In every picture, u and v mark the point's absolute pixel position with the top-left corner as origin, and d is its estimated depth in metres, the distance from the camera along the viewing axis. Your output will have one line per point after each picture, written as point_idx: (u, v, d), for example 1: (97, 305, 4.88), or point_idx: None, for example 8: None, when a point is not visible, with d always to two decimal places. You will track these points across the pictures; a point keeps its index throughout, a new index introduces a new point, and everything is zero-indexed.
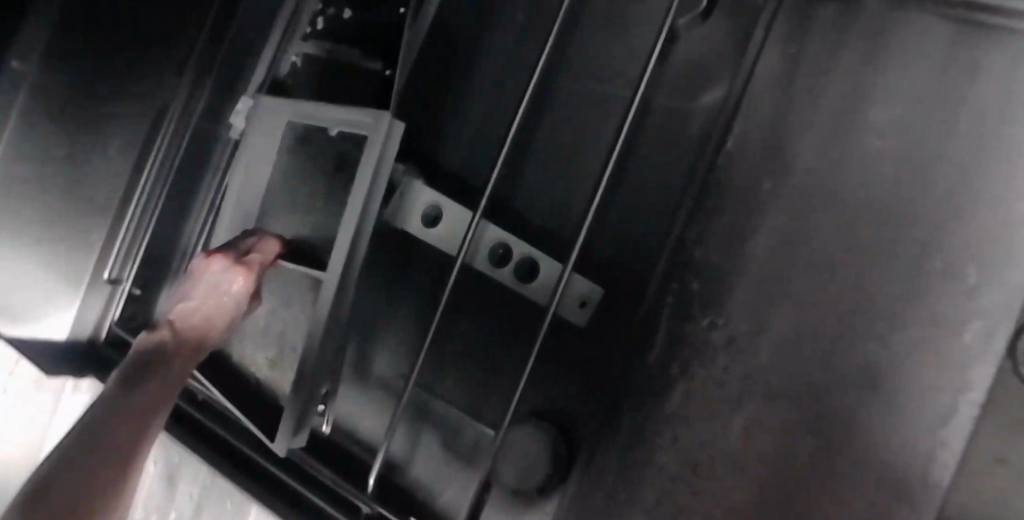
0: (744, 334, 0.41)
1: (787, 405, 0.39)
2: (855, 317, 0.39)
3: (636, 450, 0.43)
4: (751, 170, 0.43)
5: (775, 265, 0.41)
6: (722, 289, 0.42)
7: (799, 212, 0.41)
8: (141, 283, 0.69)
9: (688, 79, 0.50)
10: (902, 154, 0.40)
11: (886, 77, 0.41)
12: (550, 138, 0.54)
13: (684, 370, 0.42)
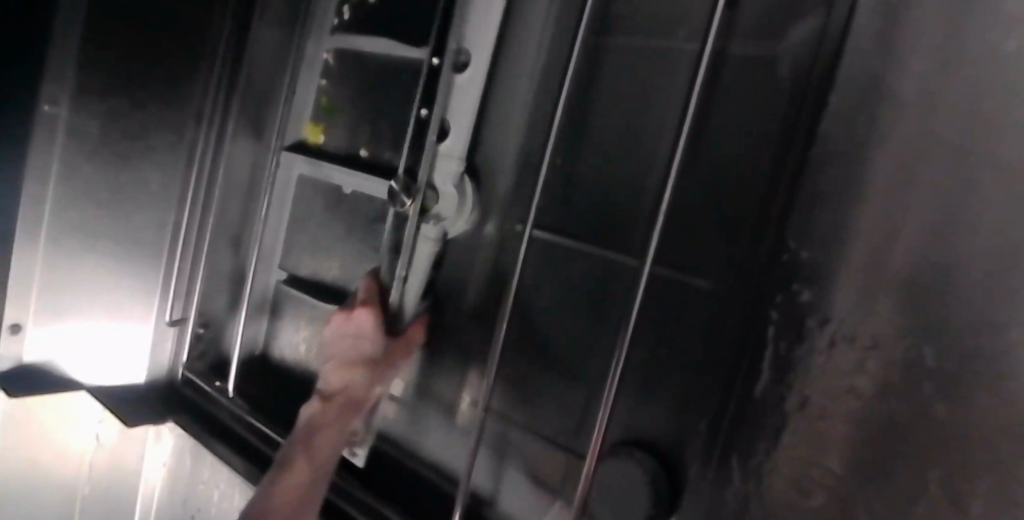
0: (884, 350, 0.28)
1: (950, 435, 0.26)
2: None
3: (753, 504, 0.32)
4: (856, 112, 0.29)
5: (921, 243, 0.27)
6: (842, 289, 0.29)
7: (955, 156, 0.26)
8: (204, 321, 0.69)
9: (769, 19, 0.39)
10: None
11: None
12: (605, 117, 0.46)
13: (801, 401, 0.30)
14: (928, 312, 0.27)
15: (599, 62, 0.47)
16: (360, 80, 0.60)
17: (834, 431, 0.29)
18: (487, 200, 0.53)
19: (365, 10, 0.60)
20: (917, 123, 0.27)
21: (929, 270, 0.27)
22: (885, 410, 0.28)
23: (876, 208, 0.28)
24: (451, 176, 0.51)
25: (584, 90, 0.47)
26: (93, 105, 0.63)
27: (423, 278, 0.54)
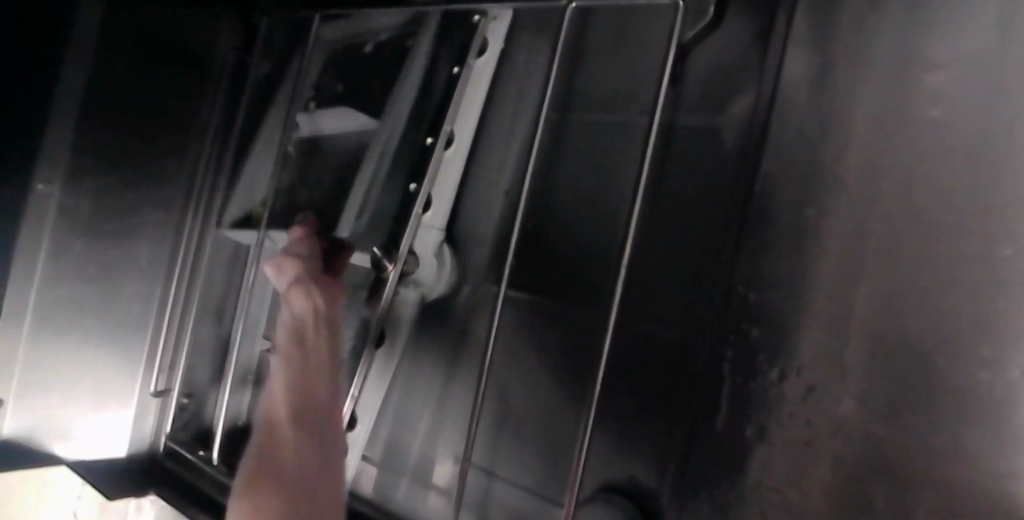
0: (825, 379, 0.33)
1: (881, 454, 0.31)
2: (958, 340, 0.30)
3: None
4: (793, 184, 0.36)
5: (844, 290, 0.33)
6: (787, 330, 0.35)
7: (861, 222, 0.33)
8: (188, 392, 0.70)
9: (710, 94, 0.44)
10: (963, 122, 0.31)
11: (941, 42, 0.32)
12: (570, 183, 0.51)
13: (760, 431, 0.35)
14: (863, 344, 0.32)
15: (563, 134, 0.52)
16: (316, 156, 0.61)
17: (789, 456, 0.34)
18: (464, 261, 0.56)
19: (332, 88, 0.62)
20: (845, 194, 0.34)
21: (861, 313, 0.33)
22: (836, 434, 0.32)
23: (810, 261, 0.35)
24: (434, 242, 0.55)
25: (550, 161, 0.52)
26: (84, 181, 0.65)
27: (400, 335, 0.57)
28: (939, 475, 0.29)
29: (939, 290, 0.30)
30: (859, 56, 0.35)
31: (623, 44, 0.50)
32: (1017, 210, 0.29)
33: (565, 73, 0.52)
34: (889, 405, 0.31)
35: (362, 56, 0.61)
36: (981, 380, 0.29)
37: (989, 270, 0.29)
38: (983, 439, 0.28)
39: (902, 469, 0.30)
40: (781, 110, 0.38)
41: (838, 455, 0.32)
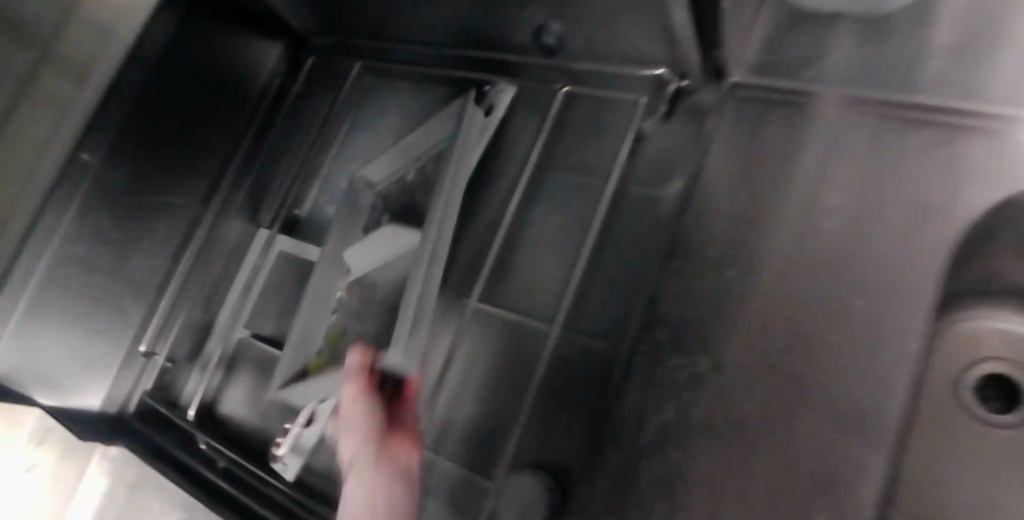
0: (706, 369, 0.48)
1: (734, 418, 0.46)
2: (796, 340, 0.46)
3: (619, 480, 0.48)
4: (700, 238, 0.52)
5: (731, 304, 0.49)
6: (688, 334, 0.49)
7: (752, 255, 0.49)
8: (173, 357, 0.78)
9: (654, 172, 0.58)
10: (823, 200, 0.49)
11: (837, 142, 0.50)
12: (540, 224, 0.63)
13: (657, 406, 0.48)
14: (742, 334, 0.48)
15: (541, 186, 0.64)
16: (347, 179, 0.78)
17: (673, 420, 0.47)
18: None
19: (367, 127, 0.79)
20: (738, 238, 0.50)
21: (743, 316, 0.48)
22: (713, 401, 0.47)
23: (708, 284, 0.50)
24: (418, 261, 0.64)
25: (527, 204, 0.65)
26: (123, 158, 0.71)
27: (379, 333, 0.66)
28: (766, 430, 0.44)
29: (790, 303, 0.47)
30: (769, 151, 0.52)
31: (599, 123, 0.62)
32: (842, 264, 0.46)
33: (550, 138, 0.65)
34: (749, 379, 0.46)
35: (402, 100, 0.77)
36: (799, 371, 0.45)
37: (836, 296, 0.46)
38: (807, 410, 0.44)
39: (742, 430, 0.45)
40: (701, 188, 0.54)
41: (705, 420, 0.46)
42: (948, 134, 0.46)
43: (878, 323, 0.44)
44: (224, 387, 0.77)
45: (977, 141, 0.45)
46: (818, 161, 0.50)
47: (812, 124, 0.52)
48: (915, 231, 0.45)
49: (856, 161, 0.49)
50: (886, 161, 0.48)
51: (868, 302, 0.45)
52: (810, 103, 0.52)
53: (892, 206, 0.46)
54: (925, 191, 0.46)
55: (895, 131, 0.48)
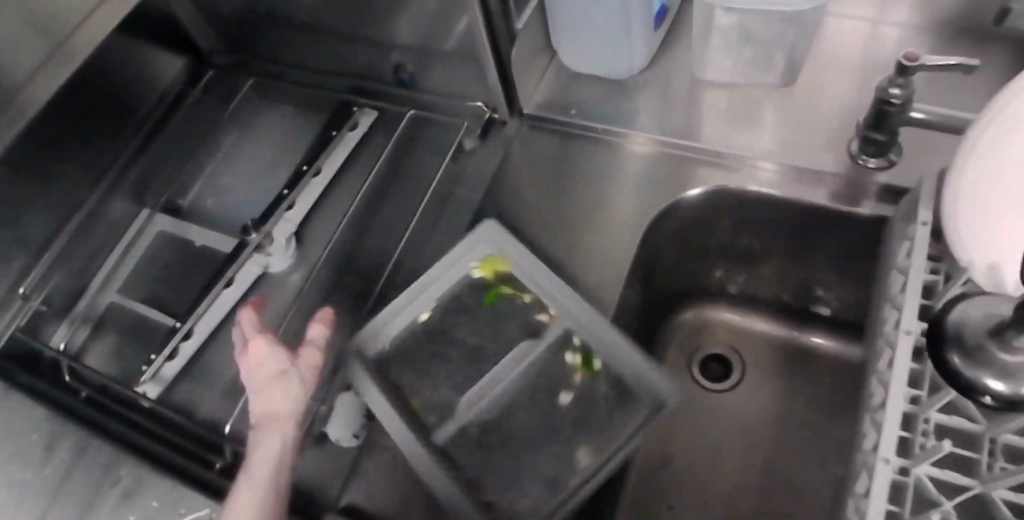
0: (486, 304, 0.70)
1: (500, 339, 0.69)
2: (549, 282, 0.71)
3: (420, 380, 0.66)
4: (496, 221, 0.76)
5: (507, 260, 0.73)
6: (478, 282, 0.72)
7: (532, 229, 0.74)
8: (47, 302, 0.83)
9: (470, 173, 0.80)
10: (580, 199, 0.76)
11: (598, 162, 0.78)
12: (386, 209, 0.82)
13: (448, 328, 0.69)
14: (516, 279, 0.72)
15: (391, 180, 0.83)
16: (235, 168, 0.93)
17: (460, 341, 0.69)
18: (302, 251, 0.82)
19: (255, 130, 0.95)
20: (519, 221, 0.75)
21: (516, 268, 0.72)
22: (491, 325, 0.69)
23: None
24: (286, 232, 0.80)
25: (379, 197, 0.82)
26: (40, 130, 0.83)
27: (245, 282, 0.79)
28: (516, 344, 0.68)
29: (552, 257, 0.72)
30: (548, 167, 0.78)
31: (435, 138, 0.84)
32: (582, 239, 0.73)
33: (400, 147, 0.85)
34: (515, 309, 0.70)
35: (288, 108, 0.95)
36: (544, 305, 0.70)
37: (580, 257, 0.72)
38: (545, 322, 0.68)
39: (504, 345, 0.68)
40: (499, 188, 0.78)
41: (481, 340, 0.69)
42: (669, 165, 0.75)
43: (596, 274, 0.71)
44: (87, 348, 0.81)
45: (666, 165, 0.75)
46: (584, 173, 0.77)
47: (585, 149, 0.79)
48: (631, 222, 0.73)
49: (606, 175, 0.76)
50: (621, 175, 0.76)
51: (593, 262, 0.71)
52: (576, 134, 0.80)
53: (616, 205, 0.74)
54: (636, 198, 0.74)
55: (635, 159, 0.76)
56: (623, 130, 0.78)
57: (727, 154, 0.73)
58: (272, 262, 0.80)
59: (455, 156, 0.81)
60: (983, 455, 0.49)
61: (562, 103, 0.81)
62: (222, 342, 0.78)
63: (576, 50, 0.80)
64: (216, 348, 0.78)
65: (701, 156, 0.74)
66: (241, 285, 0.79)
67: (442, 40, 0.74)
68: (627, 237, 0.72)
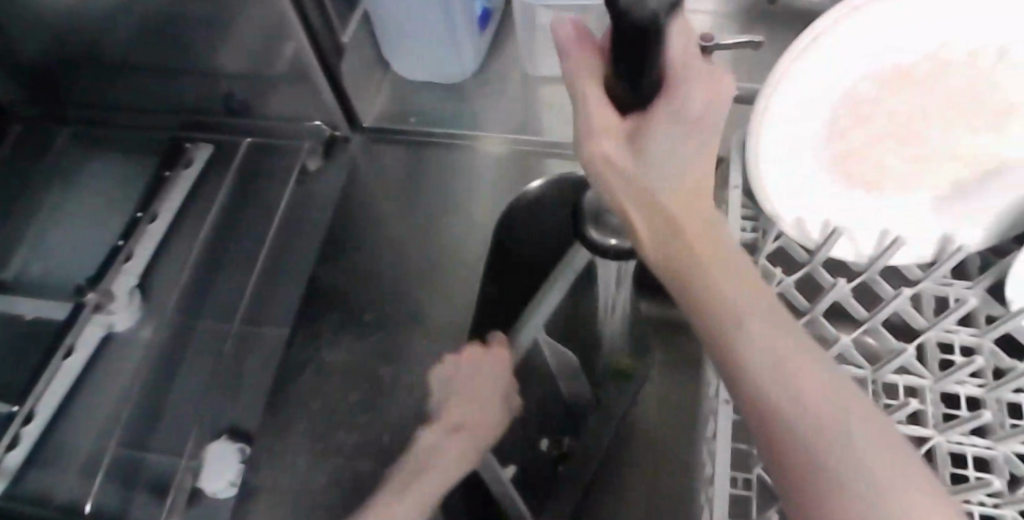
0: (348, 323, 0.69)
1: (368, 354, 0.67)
2: (409, 289, 0.71)
3: (294, 412, 0.64)
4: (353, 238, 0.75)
5: (366, 275, 0.72)
6: (343, 302, 0.70)
7: (388, 242, 0.74)
8: None
9: (316, 195, 0.78)
10: (431, 204, 0.76)
11: (446, 165, 0.78)
12: (235, 243, 0.78)
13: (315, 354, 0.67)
14: (377, 292, 0.71)
15: (236, 212, 0.79)
16: (49, 213, 0.81)
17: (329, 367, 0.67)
18: (147, 303, 0.75)
19: (73, 172, 0.84)
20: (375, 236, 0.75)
21: (378, 282, 0.71)
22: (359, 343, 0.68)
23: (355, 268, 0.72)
24: (127, 285, 0.73)
25: (226, 231, 0.79)
26: None
27: (88, 349, 0.71)
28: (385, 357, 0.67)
29: (409, 265, 0.72)
30: (395, 176, 0.78)
31: (276, 163, 0.81)
32: (438, 242, 0.74)
33: (241, 177, 0.81)
34: (383, 322, 0.69)
35: (103, 148, 0.85)
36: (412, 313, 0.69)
37: (440, 261, 0.72)
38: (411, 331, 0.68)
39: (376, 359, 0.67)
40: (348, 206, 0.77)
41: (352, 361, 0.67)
42: (513, 159, 0.77)
43: (455, 272, 0.71)
44: None
45: (508, 163, 0.77)
46: (433, 178, 0.78)
47: (431, 154, 0.79)
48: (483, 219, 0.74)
49: (453, 177, 0.77)
50: (468, 174, 0.77)
51: (452, 262, 0.72)
52: (418, 141, 0.80)
53: (467, 205, 0.75)
54: (488, 195, 0.75)
55: (479, 158, 0.78)
56: (465, 130, 0.79)
57: (563, 145, 0.76)
58: (115, 321, 0.73)
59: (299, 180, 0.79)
60: None
61: (401, 113, 0.81)
62: (66, 417, 0.69)
63: (406, 58, 0.80)
64: (62, 427, 0.69)
65: (539, 149, 0.77)
66: (83, 352, 0.70)
67: (271, 62, 0.72)
68: (480, 234, 0.73)
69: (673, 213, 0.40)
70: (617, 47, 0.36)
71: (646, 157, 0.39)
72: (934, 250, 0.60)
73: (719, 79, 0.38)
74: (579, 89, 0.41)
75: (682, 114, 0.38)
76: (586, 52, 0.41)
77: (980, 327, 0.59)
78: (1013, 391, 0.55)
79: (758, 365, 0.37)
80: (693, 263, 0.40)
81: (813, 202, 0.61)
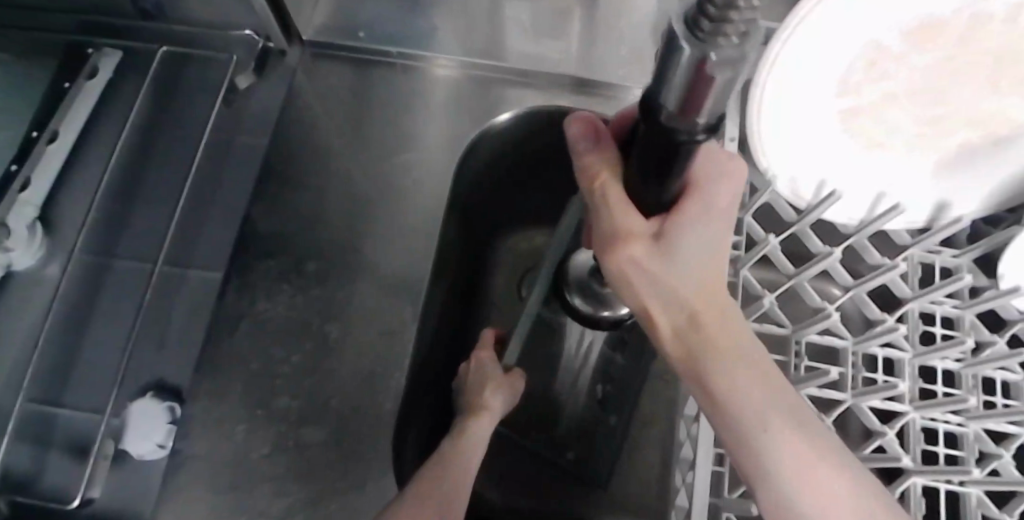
0: (289, 270, 0.61)
1: (312, 307, 0.60)
2: (357, 233, 0.63)
3: (229, 369, 0.58)
4: (292, 170, 0.65)
5: (310, 214, 0.63)
6: (283, 246, 0.62)
7: (334, 178, 0.65)
8: None
9: (248, 117, 0.68)
10: (383, 134, 0.67)
11: (399, 89, 0.68)
12: (154, 171, 0.67)
13: (250, 306, 0.59)
14: (322, 235, 0.62)
15: (153, 135, 0.68)
16: None
17: (268, 320, 0.59)
18: (51, 239, 0.65)
19: None
20: (318, 170, 0.65)
21: (323, 224, 0.63)
22: (301, 293, 0.60)
23: (295, 206, 0.63)
24: (25, 217, 0.62)
25: (142, 157, 0.68)
26: None
27: None
28: (331, 310, 0.60)
29: (359, 205, 0.64)
30: (341, 100, 0.68)
31: (199, 78, 0.69)
32: (389, 178, 0.65)
33: (157, 94, 0.69)
34: (330, 270, 0.61)
35: None
36: (361, 259, 0.62)
37: (392, 200, 0.64)
38: (362, 281, 0.61)
39: (319, 312, 0.60)
40: (286, 133, 0.67)
41: (293, 316, 0.59)
42: (477, 85, 0.68)
43: (410, 213, 0.64)
44: None
45: (472, 91, 0.68)
46: (384, 104, 0.68)
47: (383, 75, 0.69)
48: (441, 152, 0.66)
49: (409, 103, 0.68)
50: (427, 102, 0.68)
51: (406, 201, 0.64)
52: (368, 61, 0.70)
53: (422, 136, 0.66)
54: (446, 126, 0.67)
55: (438, 83, 0.68)
56: (423, 50, 0.69)
57: (535, 73, 0.67)
58: (16, 260, 0.61)
59: (226, 98, 0.67)
60: (789, 355, 0.57)
61: (347, 23, 0.70)
62: None
63: None
64: None
65: (506, 76, 0.68)
66: None
67: None
68: (437, 171, 0.65)
69: (699, 315, 0.39)
70: (642, 154, 0.35)
71: (675, 259, 0.38)
72: (927, 215, 0.57)
73: (733, 179, 0.40)
74: (599, 183, 0.39)
75: (711, 208, 0.39)
76: (601, 149, 0.40)
77: (964, 300, 0.56)
78: (990, 368, 0.54)
79: (780, 475, 0.39)
80: (725, 362, 0.40)
81: (812, 159, 0.56)
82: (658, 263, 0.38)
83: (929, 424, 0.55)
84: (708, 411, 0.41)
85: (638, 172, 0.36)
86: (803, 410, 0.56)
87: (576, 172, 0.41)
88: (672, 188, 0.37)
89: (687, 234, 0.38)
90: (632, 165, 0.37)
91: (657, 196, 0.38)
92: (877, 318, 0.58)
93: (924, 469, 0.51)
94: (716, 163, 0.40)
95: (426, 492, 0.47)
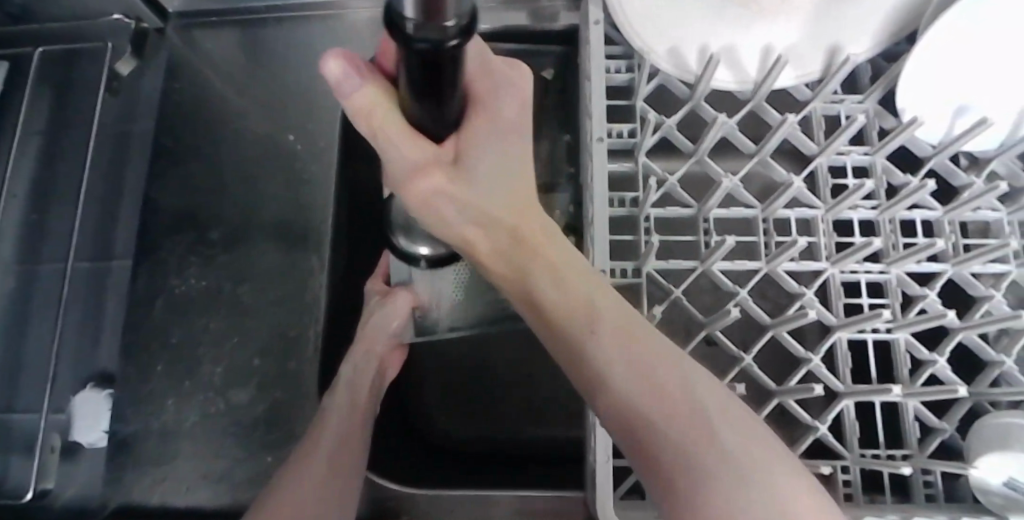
0: (196, 244, 0.61)
1: (224, 276, 0.60)
2: (258, 195, 0.62)
3: (153, 348, 0.59)
4: (183, 145, 0.64)
5: (209, 186, 0.63)
6: (186, 222, 0.62)
7: (224, 146, 0.64)
8: None
9: (151, 106, 0.69)
10: (269, 92, 0.65)
11: (278, 42, 0.65)
12: (65, 174, 0.68)
13: (164, 284, 0.60)
14: (223, 204, 0.62)
15: (57, 138, 0.68)
16: None
17: (183, 296, 0.60)
18: None
19: None
20: (211, 141, 0.64)
21: (222, 193, 0.62)
22: (211, 263, 0.61)
23: (193, 181, 0.63)
24: None
25: (47, 163, 0.68)
26: None
27: None
28: (242, 276, 0.60)
29: (253, 168, 0.63)
30: (223, 66, 0.66)
31: (89, 75, 0.69)
32: (281, 135, 0.64)
33: (50, 96, 0.69)
34: (237, 237, 0.61)
35: None
36: (265, 221, 0.62)
37: (286, 157, 0.63)
38: (268, 243, 0.61)
39: (232, 280, 0.60)
40: (173, 108, 0.65)
41: (207, 288, 0.60)
42: (358, 22, 0.65)
43: (305, 167, 0.63)
44: None
45: (350, 31, 0.65)
46: (266, 62, 0.65)
47: (261, 30, 0.66)
48: (329, 100, 0.64)
49: (291, 55, 0.65)
50: (309, 50, 0.65)
51: (301, 154, 0.63)
52: (245, 20, 0.66)
53: (309, 87, 0.65)
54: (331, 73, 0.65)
55: (319, 28, 0.65)
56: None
57: None
58: None
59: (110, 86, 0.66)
60: (697, 234, 0.54)
61: None
62: None
63: None
64: None
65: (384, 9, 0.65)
66: None
67: None
68: (329, 120, 0.64)
69: (519, 228, 0.43)
70: (408, 71, 0.30)
71: (472, 182, 0.40)
72: (819, 63, 0.54)
73: (520, 89, 0.41)
74: (380, 125, 0.36)
75: (497, 127, 0.40)
76: (370, 81, 0.35)
77: (873, 144, 0.54)
78: (904, 208, 0.52)
79: (661, 427, 0.39)
80: (547, 273, 0.43)
81: (686, 28, 0.54)
82: (462, 189, 0.40)
83: (849, 277, 0.52)
84: (576, 371, 0.43)
85: (413, 103, 0.33)
86: (720, 286, 0.52)
87: (351, 115, 0.36)
88: (452, 114, 0.35)
89: (477, 154, 0.39)
90: (406, 99, 0.33)
91: (441, 118, 0.35)
92: (785, 179, 0.55)
93: (846, 322, 0.48)
94: (499, 77, 0.41)
95: (342, 435, 0.53)
